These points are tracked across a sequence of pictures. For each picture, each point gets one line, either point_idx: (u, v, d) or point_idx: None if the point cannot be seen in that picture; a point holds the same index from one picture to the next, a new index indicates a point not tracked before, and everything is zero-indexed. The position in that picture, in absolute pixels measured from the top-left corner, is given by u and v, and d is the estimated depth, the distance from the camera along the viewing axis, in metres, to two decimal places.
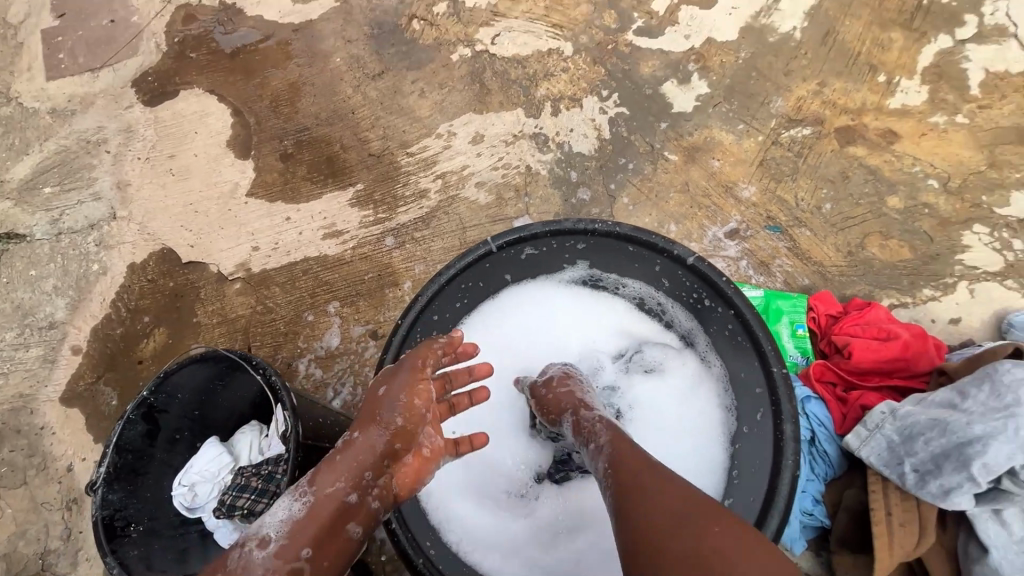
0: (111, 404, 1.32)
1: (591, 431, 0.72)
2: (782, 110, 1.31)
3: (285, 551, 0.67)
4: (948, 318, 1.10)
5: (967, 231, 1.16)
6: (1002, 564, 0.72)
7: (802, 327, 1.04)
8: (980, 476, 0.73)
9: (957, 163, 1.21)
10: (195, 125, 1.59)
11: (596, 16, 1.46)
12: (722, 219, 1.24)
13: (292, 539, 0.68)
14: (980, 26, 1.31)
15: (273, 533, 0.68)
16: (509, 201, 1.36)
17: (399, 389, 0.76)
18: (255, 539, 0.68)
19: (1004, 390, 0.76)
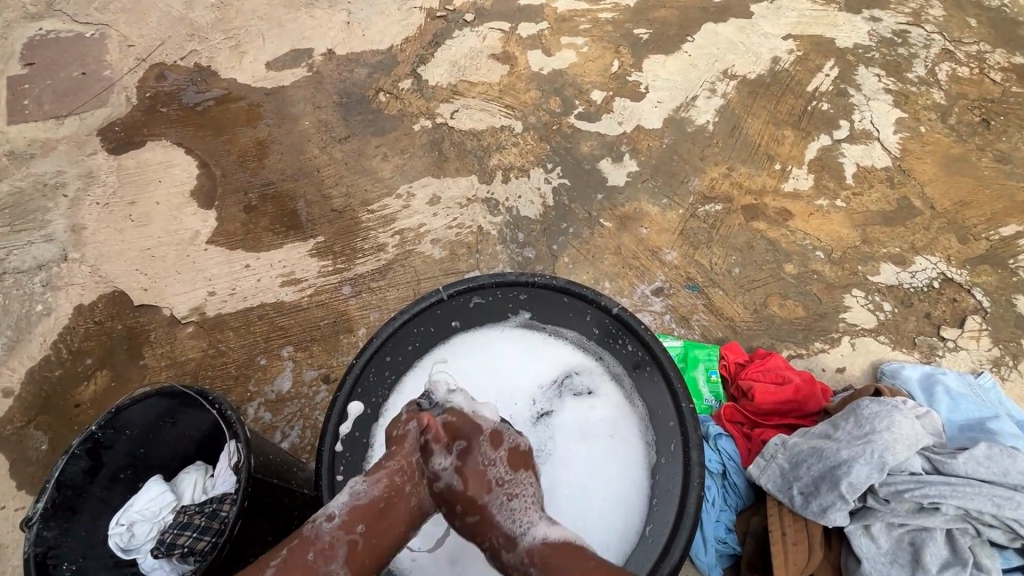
0: (40, 448, 1.28)
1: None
2: (698, 189, 1.53)
3: (345, 525, 0.71)
4: (836, 367, 1.29)
5: (848, 295, 1.37)
6: (870, 570, 0.85)
7: (715, 373, 1.21)
8: (848, 494, 0.87)
9: (839, 239, 1.45)
10: (160, 174, 1.64)
11: (544, 101, 1.68)
12: (648, 278, 1.41)
13: (353, 518, 0.72)
14: (851, 130, 1.61)
15: (338, 508, 0.73)
16: (461, 257, 1.48)
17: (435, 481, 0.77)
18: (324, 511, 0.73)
19: (864, 422, 0.93)
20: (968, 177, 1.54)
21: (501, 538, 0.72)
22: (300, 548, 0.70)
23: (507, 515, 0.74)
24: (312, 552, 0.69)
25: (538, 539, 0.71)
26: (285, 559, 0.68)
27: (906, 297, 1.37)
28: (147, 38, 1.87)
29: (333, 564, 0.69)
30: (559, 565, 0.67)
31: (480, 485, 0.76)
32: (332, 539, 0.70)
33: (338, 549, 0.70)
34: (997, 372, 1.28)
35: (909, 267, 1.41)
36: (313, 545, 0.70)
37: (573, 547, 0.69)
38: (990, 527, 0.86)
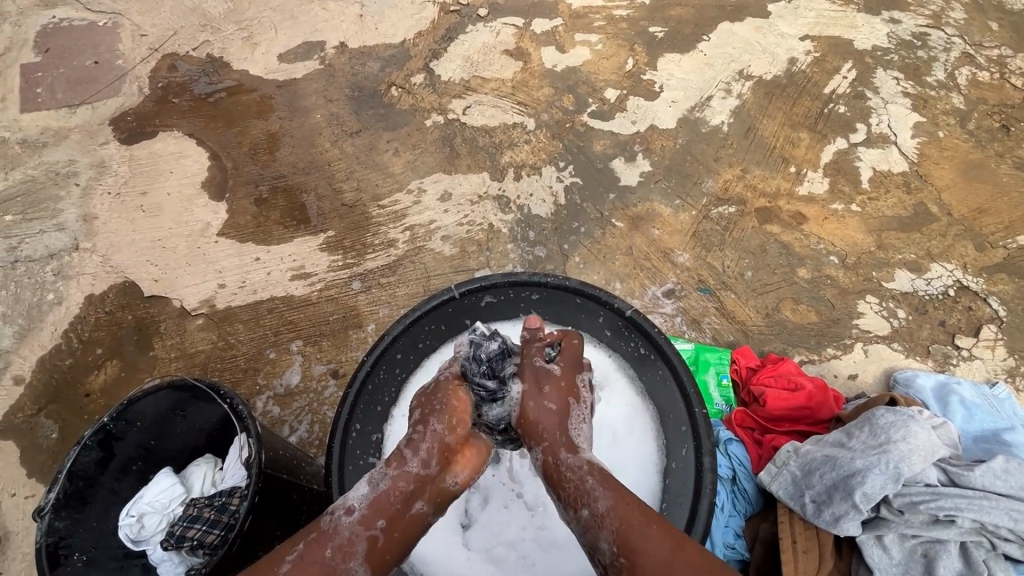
0: (49, 437, 1.29)
1: (579, 479, 0.74)
2: (712, 190, 1.52)
3: (364, 520, 0.70)
4: (848, 374, 1.28)
5: (861, 300, 1.36)
6: None
7: (725, 377, 1.20)
8: (862, 504, 0.86)
9: (853, 243, 1.43)
10: (172, 165, 1.64)
11: (557, 99, 1.67)
12: (660, 279, 1.40)
13: (373, 511, 0.71)
14: (868, 133, 1.59)
15: (357, 502, 0.71)
16: (472, 254, 1.48)
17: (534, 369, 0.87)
18: (342, 505, 0.72)
19: (879, 431, 0.92)
20: (985, 184, 1.52)
21: (563, 439, 0.80)
22: (317, 543, 0.68)
23: (579, 424, 0.83)
24: (331, 548, 0.68)
25: (595, 458, 0.78)
26: (301, 554, 0.67)
27: (921, 305, 1.35)
28: (160, 28, 1.86)
29: (352, 561, 0.68)
30: (613, 484, 0.73)
31: (570, 389, 0.86)
32: (352, 534, 0.69)
33: (357, 546, 0.69)
34: (1012, 382, 1.27)
35: (925, 274, 1.39)
36: (332, 540, 0.68)
37: (619, 479, 0.74)
38: (1006, 541, 0.85)
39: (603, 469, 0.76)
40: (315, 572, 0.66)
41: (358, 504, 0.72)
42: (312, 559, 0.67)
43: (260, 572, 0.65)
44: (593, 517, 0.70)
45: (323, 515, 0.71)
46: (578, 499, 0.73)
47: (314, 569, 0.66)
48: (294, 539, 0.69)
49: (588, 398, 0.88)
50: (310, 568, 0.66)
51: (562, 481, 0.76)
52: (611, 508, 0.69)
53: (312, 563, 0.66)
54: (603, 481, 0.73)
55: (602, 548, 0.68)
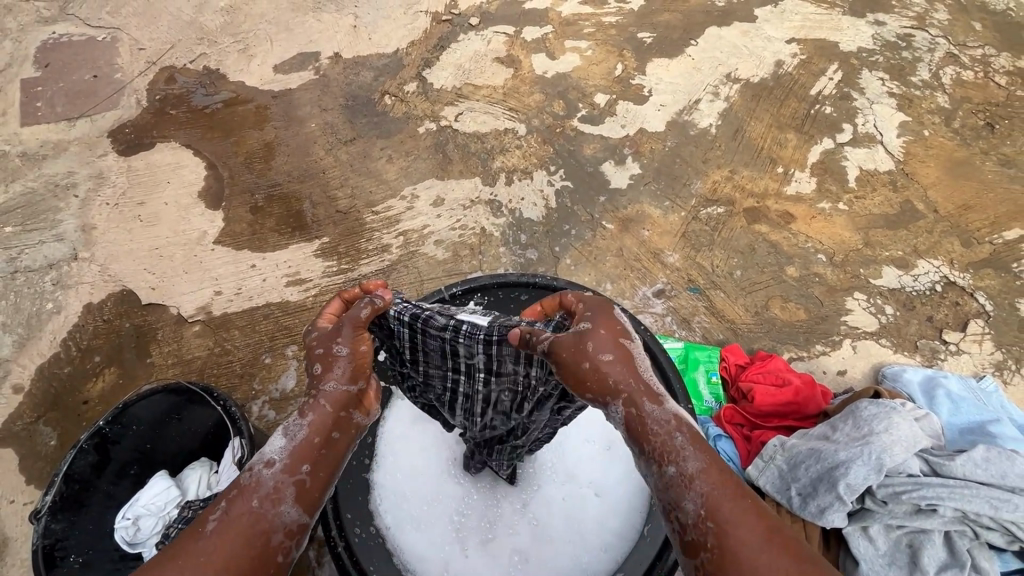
0: (48, 445, 1.30)
1: (670, 435, 0.55)
2: (701, 191, 1.54)
3: (288, 467, 0.58)
4: (837, 370, 1.29)
5: (849, 298, 1.38)
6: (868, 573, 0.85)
7: (715, 375, 1.21)
8: (845, 495, 0.87)
9: (840, 241, 1.45)
10: (169, 175, 1.67)
11: (548, 104, 1.70)
12: (650, 280, 1.42)
13: (296, 457, 0.59)
14: (854, 133, 1.61)
15: (275, 453, 0.59)
16: (465, 258, 1.50)
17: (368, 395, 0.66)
18: (261, 458, 0.60)
19: (863, 423, 0.94)
20: (971, 181, 1.54)
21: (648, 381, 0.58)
22: (240, 498, 0.57)
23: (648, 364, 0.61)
24: (257, 500, 0.56)
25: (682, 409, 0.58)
26: (223, 511, 0.56)
27: (908, 301, 1.37)
28: (158, 42, 1.90)
29: (284, 507, 0.57)
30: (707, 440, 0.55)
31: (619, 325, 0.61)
32: (275, 483, 0.57)
33: (284, 493, 0.57)
34: (1000, 375, 1.28)
35: (912, 271, 1.40)
36: (257, 492, 0.57)
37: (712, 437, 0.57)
38: (988, 530, 0.86)
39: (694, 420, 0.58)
40: (240, 527, 0.55)
41: (278, 454, 0.59)
42: (234, 514, 0.55)
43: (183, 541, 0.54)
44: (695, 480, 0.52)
45: (242, 471, 0.60)
46: (668, 451, 0.54)
47: (241, 526, 0.55)
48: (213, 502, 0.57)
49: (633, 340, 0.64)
50: (237, 525, 0.55)
51: (649, 435, 0.55)
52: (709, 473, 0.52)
53: (238, 519, 0.55)
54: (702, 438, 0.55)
55: (689, 509, 0.52)
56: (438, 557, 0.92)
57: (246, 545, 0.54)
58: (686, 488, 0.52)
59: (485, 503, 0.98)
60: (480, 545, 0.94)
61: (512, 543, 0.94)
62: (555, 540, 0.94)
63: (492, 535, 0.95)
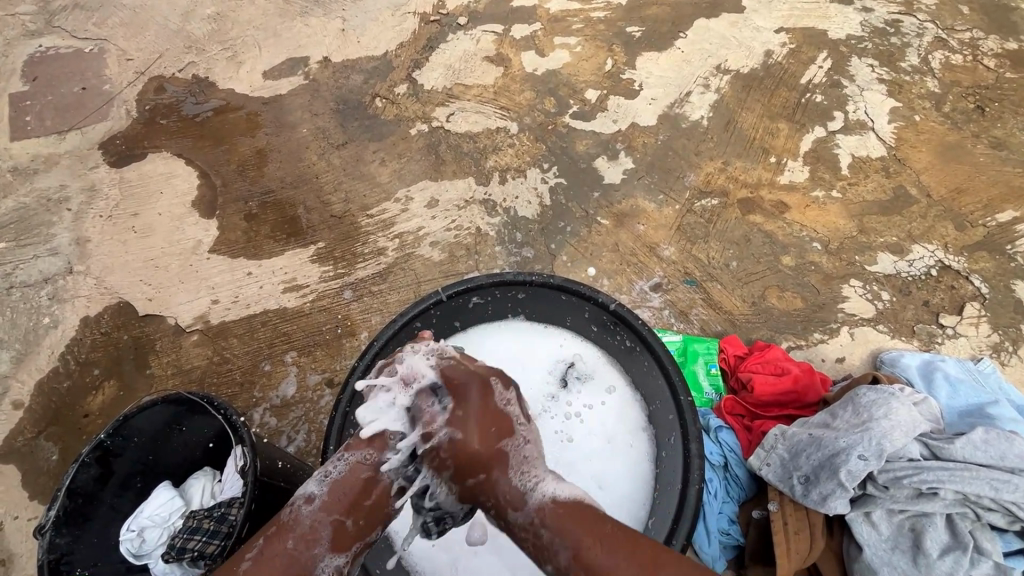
0: (51, 460, 1.30)
1: (535, 535, 0.72)
2: (694, 183, 1.54)
3: (325, 507, 0.74)
4: (835, 357, 1.30)
5: (845, 285, 1.38)
6: (872, 557, 0.86)
7: (714, 366, 1.21)
8: (847, 481, 0.88)
9: (835, 229, 1.45)
10: (161, 185, 1.66)
11: (539, 101, 1.70)
12: (647, 274, 1.42)
13: (330, 501, 0.74)
14: (845, 121, 1.61)
15: (316, 491, 0.75)
16: (461, 258, 1.50)
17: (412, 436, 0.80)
18: (302, 496, 0.75)
19: (862, 409, 0.94)
20: (963, 164, 1.54)
21: (508, 495, 0.75)
22: (279, 536, 0.72)
23: (518, 469, 0.77)
24: (293, 538, 0.71)
25: (550, 495, 0.74)
26: (262, 549, 0.70)
27: (904, 286, 1.38)
28: (146, 52, 1.89)
29: (317, 547, 0.71)
30: (569, 526, 0.70)
31: (501, 425, 0.80)
32: (312, 523, 0.72)
33: (320, 533, 0.72)
34: (997, 357, 1.29)
35: (907, 256, 1.41)
36: (293, 531, 0.72)
37: (579, 513, 0.71)
38: (989, 511, 0.87)
39: (563, 501, 0.73)
40: (279, 562, 0.69)
41: (318, 492, 0.75)
42: (273, 550, 0.70)
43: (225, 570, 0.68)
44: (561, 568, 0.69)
45: (283, 509, 0.74)
46: (541, 552, 0.72)
47: (279, 561, 0.69)
48: (256, 536, 0.73)
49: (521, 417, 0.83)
50: (274, 561, 0.69)
51: (521, 539, 0.74)
52: (572, 557, 0.68)
53: (272, 557, 0.70)
54: (557, 527, 0.70)
55: None
56: (447, 553, 0.94)
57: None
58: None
59: None
60: (488, 538, 0.95)
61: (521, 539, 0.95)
62: None
63: (500, 529, 0.96)
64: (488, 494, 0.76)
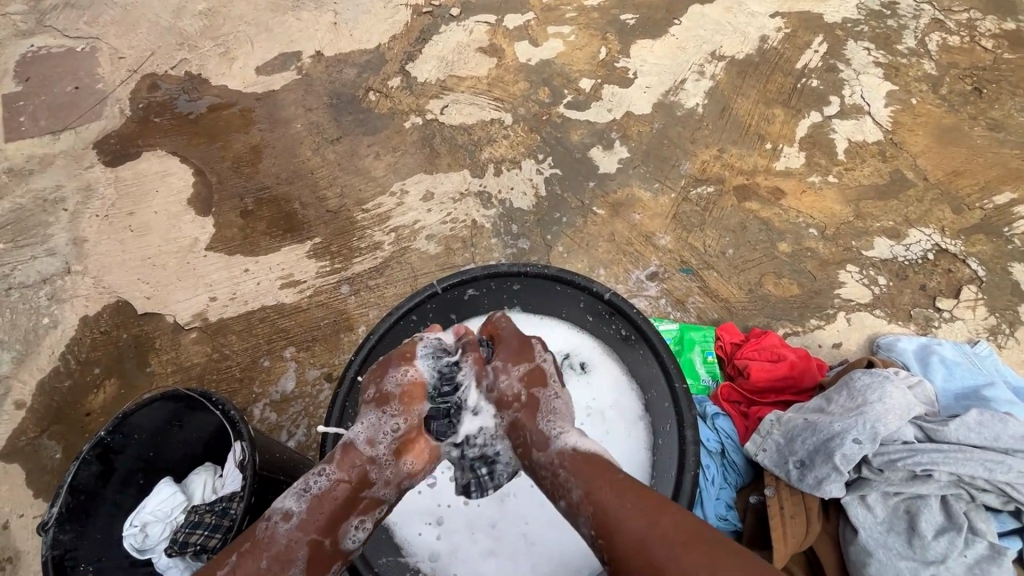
0: (54, 458, 1.31)
1: (554, 474, 0.77)
2: (689, 171, 1.53)
3: (302, 525, 0.74)
4: (832, 343, 1.30)
5: (842, 270, 1.38)
6: (867, 540, 0.86)
7: (711, 354, 1.20)
8: (842, 465, 0.88)
9: (831, 215, 1.45)
10: (157, 183, 1.66)
11: (533, 92, 1.69)
12: (643, 263, 1.42)
13: (309, 520, 0.75)
14: (841, 105, 1.60)
15: (295, 507, 0.75)
16: (457, 251, 1.50)
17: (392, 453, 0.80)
18: (280, 510, 0.75)
19: (856, 393, 0.95)
20: (960, 147, 1.53)
21: (535, 436, 0.81)
22: (252, 553, 0.72)
23: (546, 416, 0.83)
24: (267, 558, 0.72)
25: (569, 442, 0.79)
26: (237, 564, 0.71)
27: (901, 270, 1.37)
28: (138, 50, 1.88)
29: (291, 567, 0.73)
30: (585, 470, 0.74)
31: (535, 377, 0.87)
32: (289, 541, 0.73)
33: (296, 551, 0.73)
34: (995, 340, 1.29)
35: (904, 241, 1.41)
36: (268, 549, 0.73)
37: (594, 459, 0.76)
38: (983, 492, 0.87)
39: (582, 450, 0.77)
40: None
41: (297, 508, 0.75)
42: (249, 567, 0.71)
43: None
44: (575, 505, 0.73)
45: (259, 523, 0.75)
46: (557, 489, 0.76)
47: None
48: (230, 550, 0.73)
49: (556, 373, 0.89)
50: None
51: (541, 476, 0.79)
52: (583, 495, 0.72)
53: (248, 572, 0.71)
54: (573, 468, 0.75)
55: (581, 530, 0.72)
56: (446, 542, 0.95)
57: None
58: (575, 515, 0.73)
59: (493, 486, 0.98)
60: (487, 529, 0.96)
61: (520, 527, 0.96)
62: (557, 520, 0.96)
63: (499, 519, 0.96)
64: (516, 432, 0.84)
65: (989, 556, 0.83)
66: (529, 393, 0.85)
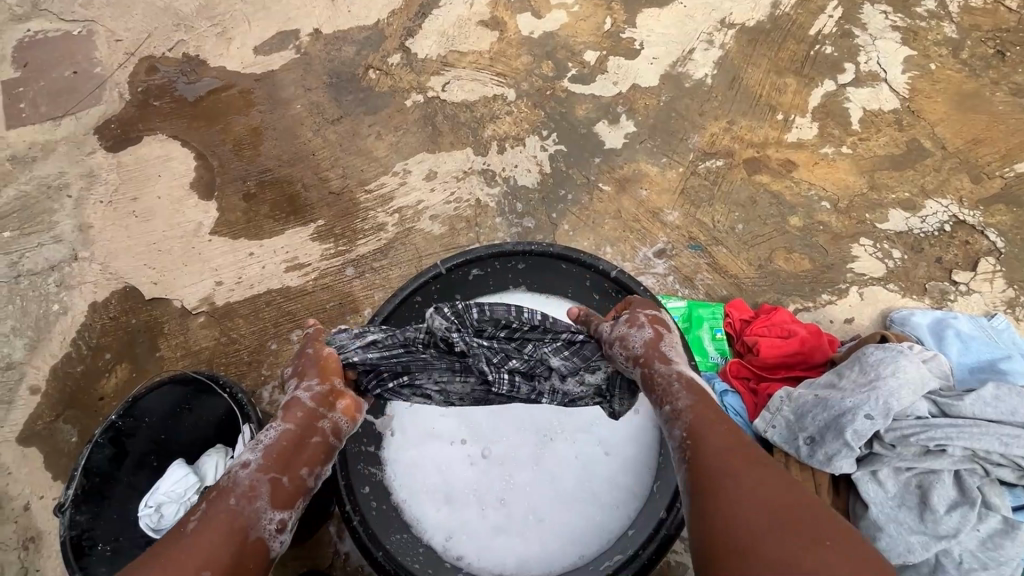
0: (71, 442, 1.33)
1: (668, 389, 0.75)
2: (697, 145, 1.50)
3: (264, 465, 0.70)
4: (844, 319, 1.27)
5: (855, 244, 1.35)
6: (877, 515, 0.86)
7: (719, 331, 1.19)
8: (853, 442, 0.87)
9: (844, 187, 1.41)
10: (159, 168, 1.65)
11: (536, 66, 1.64)
12: (650, 240, 1.40)
13: (268, 458, 0.70)
14: (856, 73, 1.54)
15: (252, 453, 0.71)
16: (461, 231, 1.48)
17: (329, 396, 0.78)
18: (238, 461, 0.71)
19: (869, 368, 0.93)
20: (981, 114, 1.48)
21: (659, 353, 0.79)
22: (220, 499, 0.67)
23: (672, 347, 0.80)
24: (234, 497, 0.66)
25: (687, 371, 0.77)
26: (206, 511, 0.65)
27: (917, 243, 1.34)
28: (134, 32, 1.85)
29: (258, 502, 0.67)
30: (699, 394, 0.73)
31: (660, 317, 0.85)
32: (251, 480, 0.68)
33: (260, 488, 0.68)
34: (1012, 313, 1.26)
35: (920, 212, 1.37)
36: (233, 490, 0.67)
37: (704, 394, 0.75)
38: (998, 467, 0.86)
39: (695, 384, 0.75)
40: (222, 520, 0.64)
41: (254, 456, 0.70)
42: (218, 510, 0.65)
43: (168, 541, 0.63)
44: (676, 413, 0.72)
45: (220, 477, 0.70)
46: (664, 396, 0.74)
47: (221, 519, 0.64)
48: (197, 506, 0.67)
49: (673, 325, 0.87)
50: (218, 519, 0.64)
51: (652, 383, 0.76)
52: (692, 406, 0.71)
53: (216, 515, 0.65)
54: (688, 385, 0.74)
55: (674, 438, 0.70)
56: (455, 520, 0.96)
57: (225, 538, 0.63)
58: (675, 421, 0.71)
59: (501, 462, 0.99)
60: (497, 505, 0.96)
61: (530, 504, 0.96)
62: (567, 495, 0.96)
63: (508, 496, 0.97)
64: (625, 347, 0.81)
65: (1002, 530, 0.82)
66: (654, 325, 0.83)
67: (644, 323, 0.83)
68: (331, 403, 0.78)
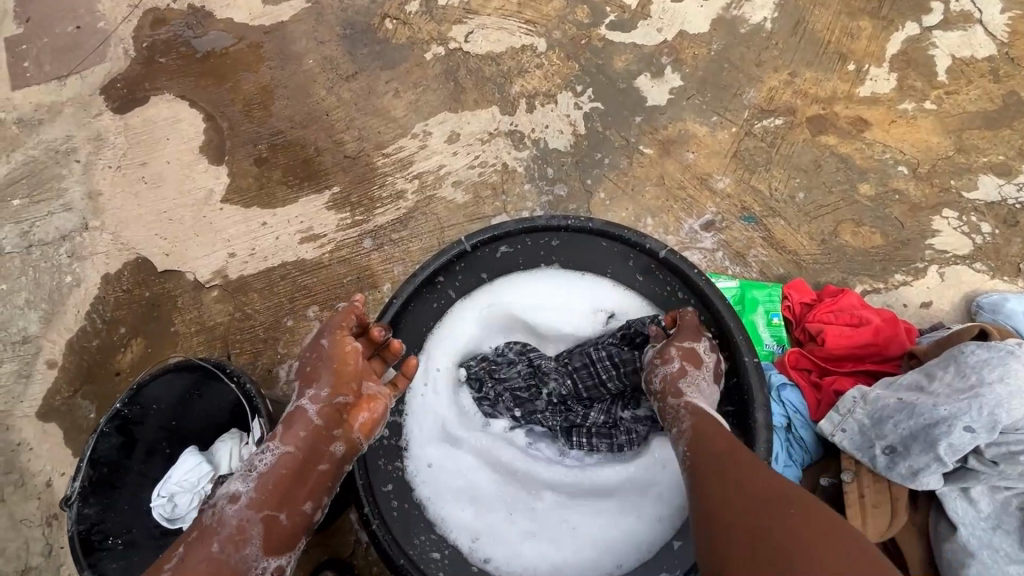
0: (89, 417, 1.31)
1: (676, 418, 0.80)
2: (753, 101, 1.32)
3: (254, 504, 0.75)
4: (920, 303, 1.13)
5: (937, 217, 1.18)
6: (969, 538, 0.80)
7: (777, 316, 1.06)
8: (946, 456, 0.80)
9: (926, 149, 1.23)
10: (167, 131, 1.56)
11: (569, 11, 1.46)
12: (697, 210, 1.25)
13: (260, 496, 0.75)
14: (946, 12, 1.32)
15: (243, 488, 0.76)
16: (487, 199, 1.36)
17: (337, 424, 0.80)
18: (227, 495, 0.76)
19: (968, 371, 0.83)
20: None
21: (670, 382, 0.83)
22: (202, 539, 0.73)
23: (693, 380, 0.83)
24: (219, 541, 0.72)
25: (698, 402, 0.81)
26: (186, 555, 0.71)
27: (1009, 216, 1.17)
28: None
29: (247, 543, 0.73)
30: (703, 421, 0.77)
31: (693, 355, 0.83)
32: (239, 521, 0.73)
33: (248, 528, 0.74)
34: None
35: (1015, 180, 1.20)
36: (218, 532, 0.73)
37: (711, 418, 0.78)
38: None
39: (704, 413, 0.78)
40: (207, 562, 0.71)
41: (247, 489, 0.76)
42: (206, 547, 0.72)
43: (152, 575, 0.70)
44: (681, 433, 0.78)
45: (208, 509, 0.75)
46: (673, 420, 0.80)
47: (205, 565, 0.70)
48: (180, 541, 0.73)
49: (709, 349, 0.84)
50: (204, 560, 0.71)
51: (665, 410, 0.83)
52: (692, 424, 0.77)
53: (201, 559, 0.71)
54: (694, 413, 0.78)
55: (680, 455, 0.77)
56: (482, 522, 0.89)
57: None
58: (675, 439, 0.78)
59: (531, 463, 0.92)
60: (528, 509, 0.90)
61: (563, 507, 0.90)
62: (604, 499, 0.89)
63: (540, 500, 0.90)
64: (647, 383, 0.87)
65: None
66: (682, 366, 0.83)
67: (673, 356, 0.84)
68: (341, 431, 0.81)
